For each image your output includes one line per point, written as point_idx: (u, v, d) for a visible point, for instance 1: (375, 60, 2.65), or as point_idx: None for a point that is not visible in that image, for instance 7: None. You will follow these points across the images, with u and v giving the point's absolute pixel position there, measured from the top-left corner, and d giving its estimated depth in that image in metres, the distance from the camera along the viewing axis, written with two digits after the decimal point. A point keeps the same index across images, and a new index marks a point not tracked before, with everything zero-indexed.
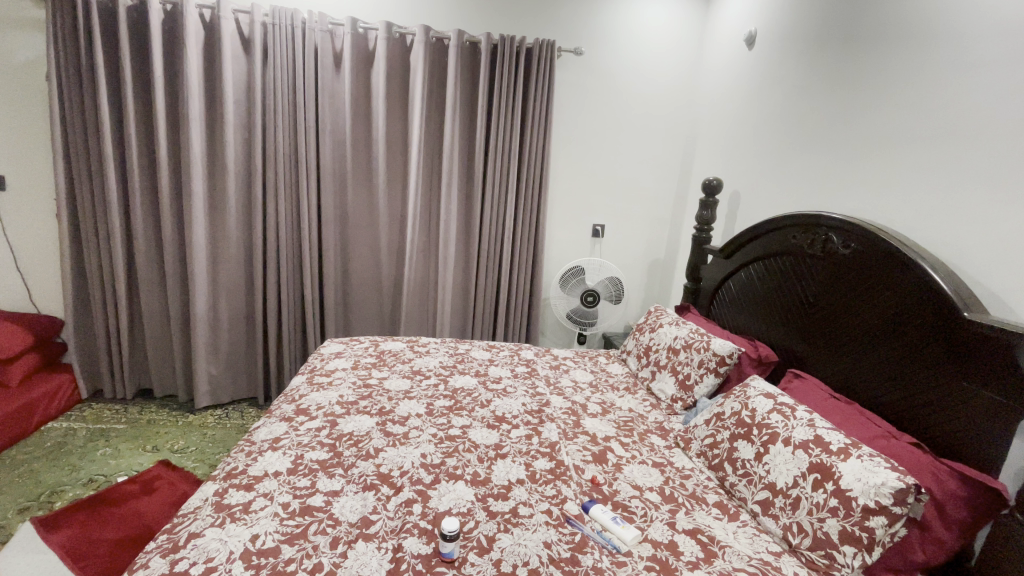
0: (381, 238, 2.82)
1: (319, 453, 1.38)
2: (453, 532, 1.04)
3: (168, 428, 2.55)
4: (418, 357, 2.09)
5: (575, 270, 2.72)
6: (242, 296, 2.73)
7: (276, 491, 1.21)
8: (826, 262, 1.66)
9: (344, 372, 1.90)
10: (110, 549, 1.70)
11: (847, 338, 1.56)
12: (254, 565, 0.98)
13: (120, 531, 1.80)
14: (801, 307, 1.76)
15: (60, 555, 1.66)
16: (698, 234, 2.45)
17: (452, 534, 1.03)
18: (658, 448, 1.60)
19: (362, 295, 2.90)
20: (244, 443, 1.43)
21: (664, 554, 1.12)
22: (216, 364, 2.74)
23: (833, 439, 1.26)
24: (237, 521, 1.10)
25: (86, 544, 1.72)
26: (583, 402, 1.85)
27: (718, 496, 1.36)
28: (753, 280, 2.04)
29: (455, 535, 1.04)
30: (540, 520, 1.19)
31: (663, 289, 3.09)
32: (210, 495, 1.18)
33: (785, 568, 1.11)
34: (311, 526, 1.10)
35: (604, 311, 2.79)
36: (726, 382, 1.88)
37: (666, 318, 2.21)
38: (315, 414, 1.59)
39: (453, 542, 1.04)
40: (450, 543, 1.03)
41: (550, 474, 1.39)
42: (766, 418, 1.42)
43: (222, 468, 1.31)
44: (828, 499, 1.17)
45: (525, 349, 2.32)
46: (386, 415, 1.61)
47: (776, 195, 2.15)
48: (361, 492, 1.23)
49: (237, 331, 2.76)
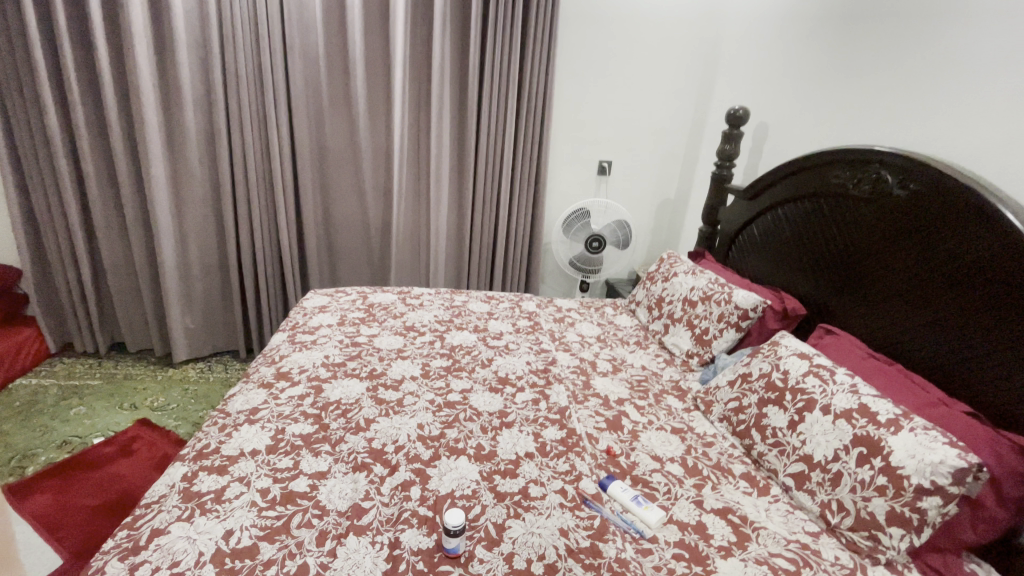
0: (366, 179, 2.56)
1: (303, 427, 1.23)
2: (458, 526, 0.90)
3: (146, 385, 2.39)
4: (411, 311, 1.91)
5: (580, 212, 2.50)
6: (214, 243, 2.50)
7: (253, 475, 1.06)
8: (874, 203, 1.47)
9: (330, 329, 1.72)
10: (87, 518, 1.57)
11: (892, 291, 1.40)
12: (227, 570, 0.84)
13: (99, 498, 1.67)
14: (837, 254, 1.59)
15: (34, 525, 1.54)
16: (717, 172, 2.21)
17: (458, 527, 0.91)
18: (675, 411, 1.47)
19: (348, 241, 2.67)
20: (218, 415, 1.27)
21: (692, 539, 1.01)
22: (193, 317, 2.55)
23: (881, 409, 1.13)
24: (207, 513, 0.95)
25: (62, 513, 1.60)
26: (592, 360, 1.70)
27: (745, 467, 1.25)
28: (781, 224, 1.85)
29: (461, 526, 0.91)
30: (554, 502, 1.07)
31: (672, 233, 2.89)
32: (178, 481, 1.03)
33: (826, 552, 1.00)
34: (294, 518, 0.95)
35: (609, 257, 2.60)
36: (747, 336, 1.74)
37: (681, 267, 2.03)
38: (298, 379, 1.43)
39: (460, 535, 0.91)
40: (455, 537, 0.90)
41: (560, 445, 1.25)
42: (801, 382, 1.28)
43: (193, 445, 1.16)
44: (875, 477, 1.04)
45: (526, 300, 2.14)
46: (377, 379, 1.45)
47: (811, 127, 1.91)
48: (351, 473, 1.09)
49: (212, 281, 2.56)
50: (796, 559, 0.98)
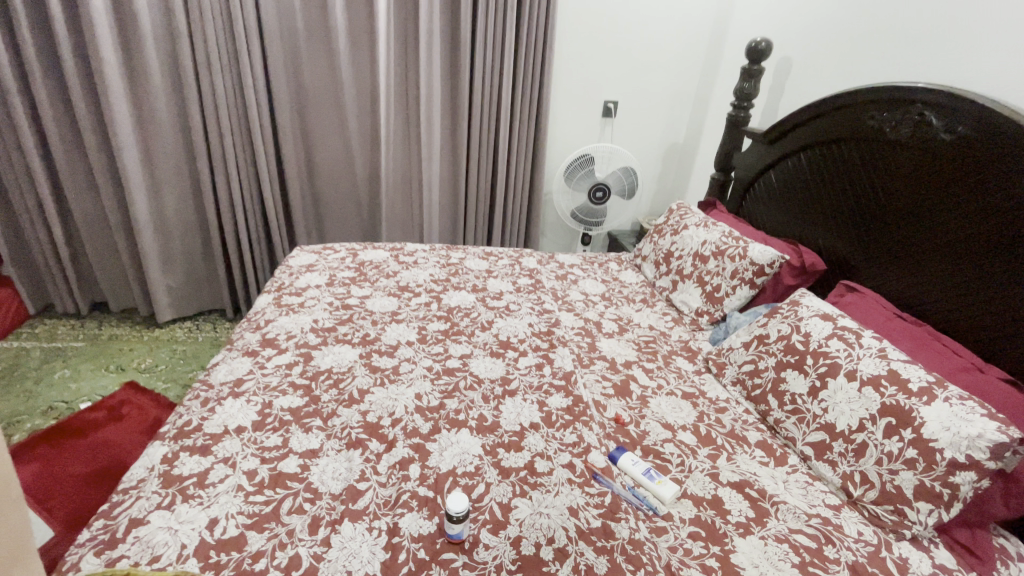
0: (350, 124, 2.36)
1: (291, 399, 1.14)
2: (461, 511, 0.84)
3: (132, 346, 2.31)
4: (404, 269, 1.79)
5: (583, 159, 2.33)
6: (190, 196, 2.33)
7: (239, 455, 0.98)
8: (913, 149, 1.33)
9: (318, 291, 1.61)
10: (79, 486, 1.51)
11: (926, 246, 1.29)
12: (212, 565, 0.78)
13: (89, 466, 1.60)
14: (866, 206, 1.46)
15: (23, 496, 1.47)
16: (734, 114, 2.04)
17: (461, 512, 0.84)
18: (686, 374, 1.40)
19: (334, 193, 2.50)
20: (200, 387, 1.18)
21: (709, 516, 0.96)
22: (175, 275, 2.44)
23: (912, 376, 1.05)
24: (190, 500, 0.88)
25: (51, 481, 1.53)
26: (598, 320, 1.61)
27: (761, 435, 1.19)
28: (804, 172, 1.71)
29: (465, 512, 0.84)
30: (562, 478, 1.00)
31: (679, 181, 2.73)
32: (158, 464, 0.96)
33: (848, 528, 0.96)
34: (284, 503, 0.89)
35: (613, 208, 2.45)
36: (761, 293, 1.64)
37: (693, 218, 1.90)
38: (285, 347, 1.33)
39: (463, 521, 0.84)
40: (457, 524, 0.84)
41: (567, 414, 1.18)
42: (824, 346, 1.20)
43: (173, 423, 1.08)
44: (904, 449, 0.98)
45: (526, 256, 2.03)
46: (370, 345, 1.36)
47: (843, 61, 1.73)
48: (345, 451, 1.01)
49: (192, 238, 2.42)
50: (817, 536, 0.93)
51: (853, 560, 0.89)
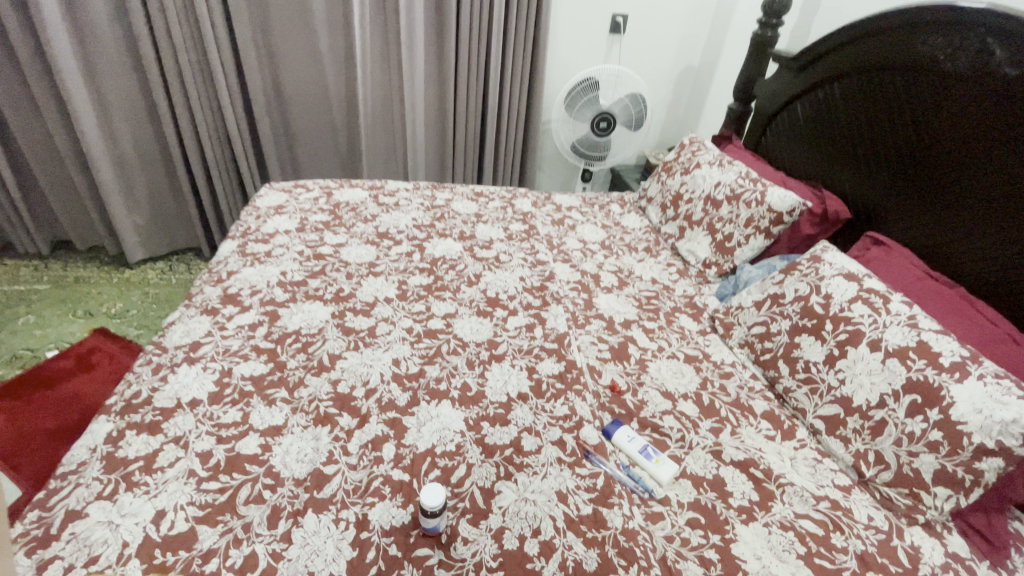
0: (321, 43, 2.08)
1: (253, 366, 1.03)
2: (436, 505, 0.75)
3: (101, 289, 2.17)
4: (384, 212, 1.62)
5: (585, 85, 2.08)
6: (148, 124, 2.10)
7: (193, 435, 0.89)
8: (969, 83, 1.13)
9: (286, 238, 1.44)
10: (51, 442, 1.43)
11: (966, 198, 1.13)
12: (158, 567, 0.71)
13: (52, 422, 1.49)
14: (902, 148, 1.28)
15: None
16: (759, 33, 1.78)
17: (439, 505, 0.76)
18: (690, 334, 1.29)
19: (307, 123, 2.26)
20: (152, 351, 1.06)
21: (708, 500, 0.88)
22: (141, 212, 2.25)
23: (944, 349, 0.93)
24: (134, 489, 0.80)
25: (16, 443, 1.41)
26: (596, 273, 1.47)
27: (768, 405, 1.10)
28: (834, 105, 1.50)
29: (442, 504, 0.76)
30: (551, 457, 0.91)
31: (691, 112, 2.48)
32: (101, 445, 0.86)
33: (858, 512, 0.88)
34: (240, 491, 0.81)
35: (617, 141, 2.23)
36: (776, 244, 1.50)
37: (705, 156, 1.71)
38: (248, 304, 1.20)
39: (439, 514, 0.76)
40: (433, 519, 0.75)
41: (558, 383, 1.07)
42: (847, 310, 1.07)
43: (121, 394, 0.97)
44: (927, 431, 0.89)
45: (520, 198, 1.84)
46: (344, 303, 1.22)
47: None
48: (311, 428, 0.91)
49: (154, 171, 2.21)
50: (824, 522, 0.86)
51: (861, 550, 0.82)
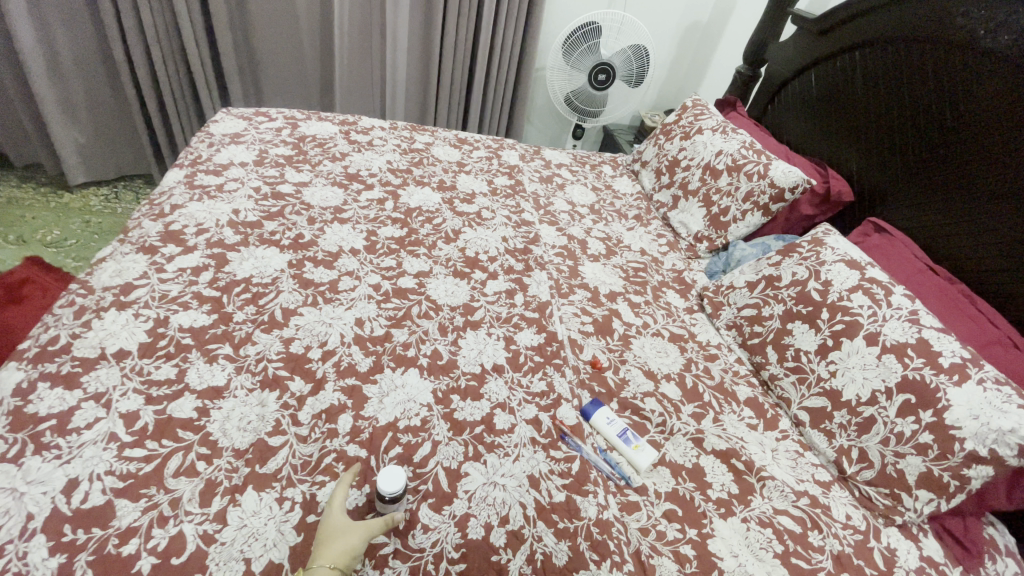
0: None
1: (194, 316, 0.91)
2: (393, 492, 0.67)
3: (35, 213, 1.94)
4: (355, 152, 1.46)
5: (586, 31, 1.90)
6: (88, 25, 1.82)
7: (118, 392, 0.77)
8: (1006, 64, 1.04)
9: (242, 171, 1.28)
10: None
11: (980, 190, 1.07)
12: (66, 546, 0.61)
13: None
14: (919, 130, 1.20)
15: None
16: None
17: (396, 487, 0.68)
18: (676, 311, 1.22)
19: (274, 44, 2.01)
20: (76, 291, 0.92)
21: (687, 490, 0.84)
22: (82, 128, 2.00)
23: (945, 349, 0.88)
24: (43, 453, 0.69)
25: None
26: (583, 239, 1.37)
27: (752, 391, 1.05)
28: (853, 75, 1.39)
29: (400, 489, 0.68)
30: (525, 437, 0.84)
31: (693, 72, 2.33)
32: (5, 398, 0.74)
33: (836, 510, 0.85)
34: (170, 461, 0.70)
35: (615, 96, 2.08)
36: (772, 222, 1.42)
37: (709, 121, 1.59)
38: (193, 244, 1.05)
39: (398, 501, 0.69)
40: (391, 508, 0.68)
41: (537, 356, 0.99)
42: (846, 299, 1.02)
43: (34, 339, 0.84)
44: (918, 433, 0.85)
45: (507, 149, 1.70)
46: (304, 251, 1.09)
47: None
48: (258, 392, 0.81)
49: (97, 81, 1.94)
50: (803, 519, 0.82)
51: (839, 549, 0.80)
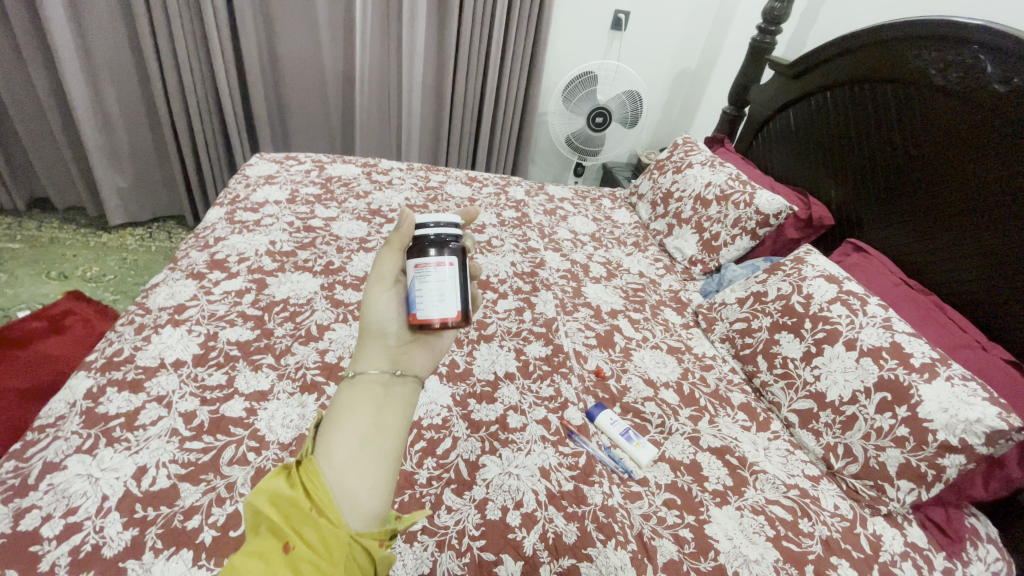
0: (318, 12, 2.04)
1: (240, 332, 1.02)
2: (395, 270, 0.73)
3: (76, 251, 2.10)
4: (377, 190, 1.61)
5: (585, 78, 2.09)
6: (135, 83, 2.03)
7: (177, 395, 0.88)
8: (957, 99, 1.18)
9: (277, 208, 1.42)
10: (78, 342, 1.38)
11: (950, 208, 1.17)
12: (138, 521, 0.70)
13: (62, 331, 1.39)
14: (887, 158, 1.34)
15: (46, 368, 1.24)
16: (758, 39, 1.82)
17: (440, 233, 0.70)
18: (673, 327, 1.32)
19: (299, 96, 2.22)
20: (136, 311, 1.04)
21: (685, 482, 0.91)
22: (124, 174, 2.19)
23: (915, 351, 0.98)
24: (115, 445, 0.78)
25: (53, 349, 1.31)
26: (585, 263, 1.49)
27: (745, 397, 1.13)
28: (827, 113, 1.55)
29: (428, 246, 0.69)
30: (536, 435, 0.93)
31: (685, 112, 2.52)
32: (80, 400, 0.84)
33: (825, 501, 0.93)
34: (224, 452, 0.80)
35: (611, 136, 2.26)
36: (761, 245, 1.53)
37: (698, 156, 1.74)
38: (236, 271, 1.18)
39: (437, 293, 0.66)
40: (409, 280, 0.69)
41: (545, 365, 1.09)
42: (826, 310, 1.11)
43: (101, 351, 0.95)
44: (895, 427, 0.93)
45: (514, 186, 1.85)
46: (333, 276, 1.22)
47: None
48: (298, 396, 0.91)
49: (140, 132, 2.14)
50: (793, 508, 0.90)
51: (827, 535, 0.86)
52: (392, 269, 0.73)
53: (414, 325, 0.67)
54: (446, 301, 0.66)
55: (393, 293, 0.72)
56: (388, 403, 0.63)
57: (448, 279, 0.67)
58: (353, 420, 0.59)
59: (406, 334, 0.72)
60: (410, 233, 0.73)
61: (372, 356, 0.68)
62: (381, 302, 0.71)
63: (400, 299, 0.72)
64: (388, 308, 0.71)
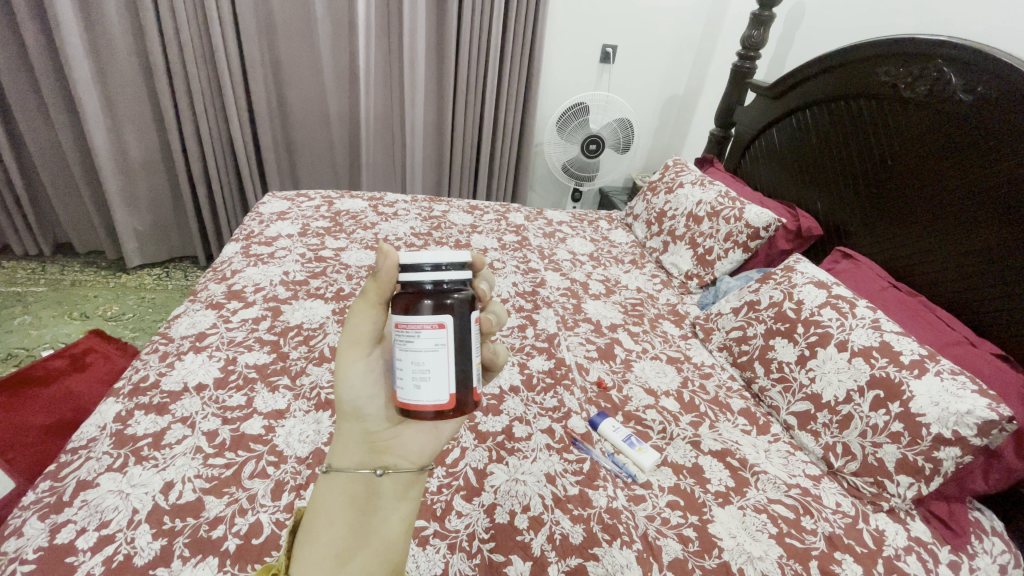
0: (324, 58, 2.18)
1: (257, 356, 1.08)
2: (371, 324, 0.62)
3: (97, 292, 2.19)
4: (383, 221, 1.69)
5: (577, 108, 2.19)
6: (154, 132, 2.16)
7: (200, 415, 0.93)
8: (926, 109, 1.24)
9: (290, 241, 1.50)
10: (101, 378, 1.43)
11: (931, 213, 1.22)
12: (166, 532, 0.74)
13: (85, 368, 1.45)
14: (868, 168, 1.40)
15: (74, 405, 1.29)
16: (739, 64, 1.92)
17: (439, 282, 0.55)
18: (672, 338, 1.36)
19: (308, 137, 2.35)
20: (160, 340, 1.10)
21: (688, 484, 0.94)
22: (141, 218, 2.29)
23: (905, 348, 1.01)
24: (143, 462, 0.83)
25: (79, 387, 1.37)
26: (584, 281, 1.55)
27: (744, 402, 1.17)
28: (808, 130, 1.63)
29: (420, 300, 0.54)
30: (540, 444, 0.97)
31: (676, 136, 2.63)
32: (110, 423, 0.90)
33: (827, 499, 0.95)
34: (245, 467, 0.85)
35: (606, 162, 2.35)
36: (754, 257, 1.59)
37: (689, 176, 1.82)
38: (252, 300, 1.25)
39: (420, 371, 0.54)
40: (394, 341, 0.57)
41: (548, 378, 1.13)
42: (817, 314, 1.15)
43: (128, 378, 1.01)
44: (890, 423, 0.96)
45: (513, 212, 1.93)
46: (344, 301, 1.28)
47: (870, 20, 1.65)
48: (313, 413, 0.96)
49: (157, 178, 2.26)
50: (795, 506, 0.92)
51: (830, 531, 0.88)
52: (367, 330, 0.62)
53: (399, 408, 0.56)
54: (435, 385, 0.54)
55: (371, 361, 0.63)
56: (369, 508, 0.59)
57: (440, 351, 0.54)
58: (331, 531, 0.56)
59: (389, 417, 0.63)
60: (391, 279, 0.58)
61: (350, 449, 0.61)
62: (355, 380, 0.62)
63: (378, 371, 0.63)
64: (366, 387, 0.62)
